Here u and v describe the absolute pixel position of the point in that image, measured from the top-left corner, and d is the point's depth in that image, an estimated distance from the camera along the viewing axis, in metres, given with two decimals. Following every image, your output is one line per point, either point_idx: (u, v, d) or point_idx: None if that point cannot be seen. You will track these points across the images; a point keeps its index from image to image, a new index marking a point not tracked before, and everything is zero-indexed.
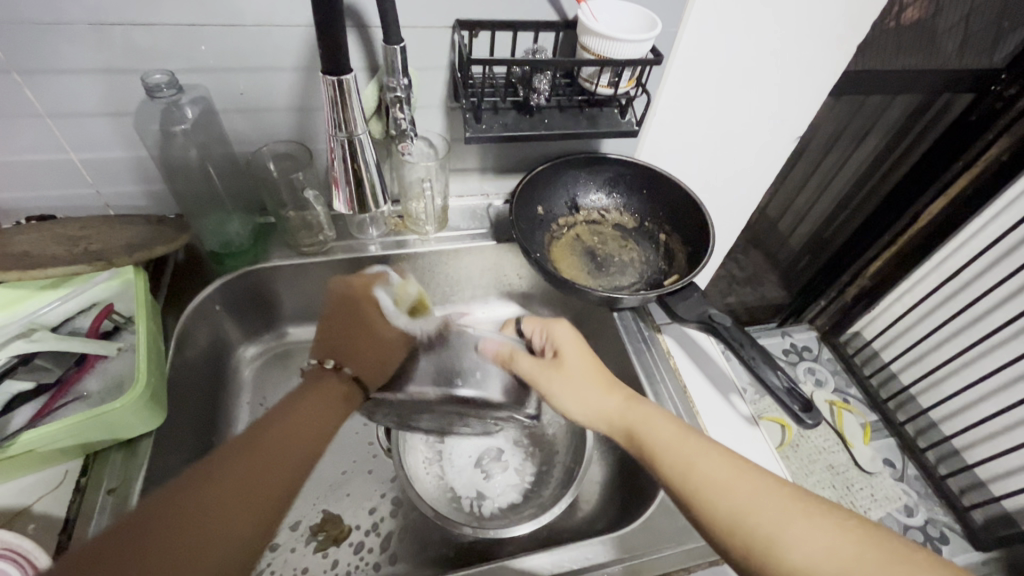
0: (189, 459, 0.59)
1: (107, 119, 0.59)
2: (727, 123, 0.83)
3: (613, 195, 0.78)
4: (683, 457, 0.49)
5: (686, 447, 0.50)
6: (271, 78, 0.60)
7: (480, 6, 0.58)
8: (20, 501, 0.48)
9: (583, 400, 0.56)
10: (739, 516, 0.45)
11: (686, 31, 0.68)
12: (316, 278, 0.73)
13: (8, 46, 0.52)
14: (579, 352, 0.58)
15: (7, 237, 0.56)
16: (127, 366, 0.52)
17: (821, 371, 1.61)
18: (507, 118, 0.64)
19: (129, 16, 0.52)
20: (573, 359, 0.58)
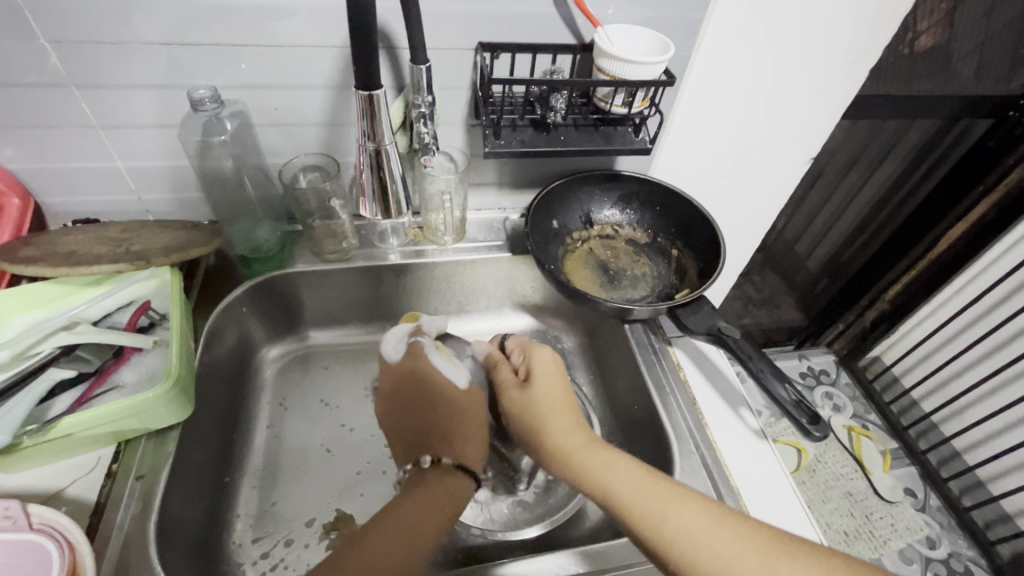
0: (211, 453, 0.61)
1: (153, 131, 0.64)
2: (739, 144, 0.86)
3: (626, 211, 0.80)
4: (652, 508, 0.47)
5: (652, 497, 0.48)
6: (304, 94, 0.64)
7: (502, 29, 0.62)
8: (53, 484, 0.50)
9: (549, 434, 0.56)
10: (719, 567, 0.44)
11: (698, 55, 0.71)
12: (338, 284, 0.76)
13: (70, 63, 0.56)
14: (548, 377, 0.60)
15: (56, 237, 0.60)
16: (160, 360, 0.55)
17: (838, 396, 1.59)
18: (524, 135, 0.67)
19: (179, 37, 0.56)
20: (549, 390, 0.60)
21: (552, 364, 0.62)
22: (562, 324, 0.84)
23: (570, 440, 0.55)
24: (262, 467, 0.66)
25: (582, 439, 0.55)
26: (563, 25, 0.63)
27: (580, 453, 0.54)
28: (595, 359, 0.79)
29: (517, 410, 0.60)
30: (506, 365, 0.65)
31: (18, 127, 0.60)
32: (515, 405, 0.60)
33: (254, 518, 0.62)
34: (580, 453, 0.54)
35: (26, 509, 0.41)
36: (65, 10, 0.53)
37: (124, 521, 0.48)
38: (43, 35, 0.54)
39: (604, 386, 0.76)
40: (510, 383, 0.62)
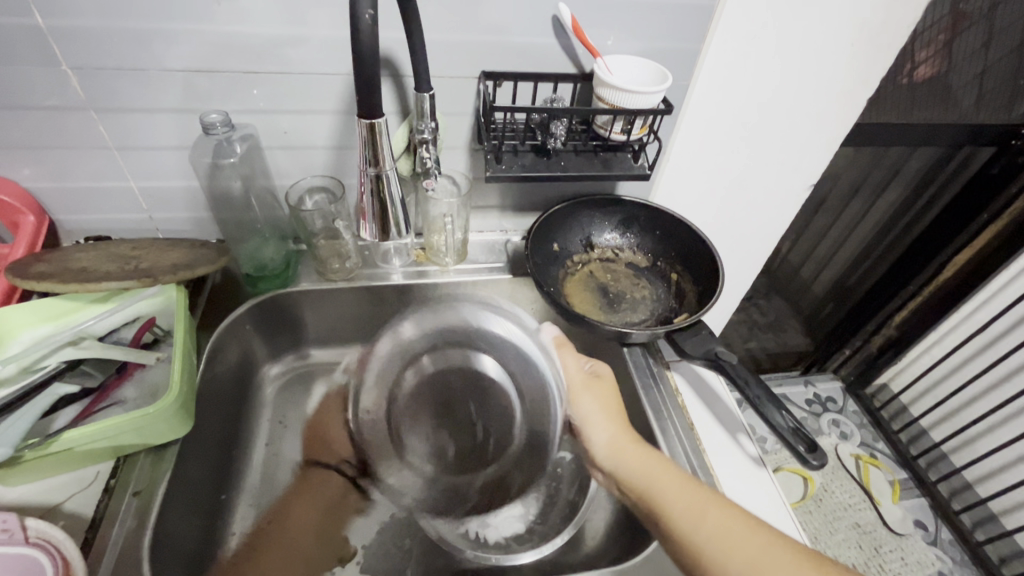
0: (209, 469, 0.62)
1: (165, 152, 0.66)
2: (739, 170, 0.87)
3: (627, 235, 0.81)
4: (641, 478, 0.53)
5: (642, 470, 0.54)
6: (313, 119, 0.66)
7: (505, 59, 0.64)
8: (51, 498, 0.51)
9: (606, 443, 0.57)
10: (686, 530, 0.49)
11: (697, 83, 0.72)
12: (340, 302, 0.77)
13: (90, 88, 0.59)
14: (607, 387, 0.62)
15: (68, 254, 0.62)
16: (162, 376, 0.56)
17: (846, 423, 1.56)
18: (525, 160, 0.68)
19: (192, 64, 0.59)
20: (611, 393, 0.61)
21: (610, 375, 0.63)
22: None
23: (624, 447, 0.56)
24: (259, 485, 0.66)
25: (638, 451, 0.55)
26: (564, 55, 0.65)
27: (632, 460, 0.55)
28: None
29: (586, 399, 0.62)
30: (582, 363, 0.65)
31: (38, 148, 0.63)
32: (586, 402, 0.61)
33: (249, 537, 0.62)
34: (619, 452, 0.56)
35: (23, 523, 0.42)
36: (87, 37, 0.55)
37: (119, 536, 0.49)
38: (66, 61, 0.56)
39: None
40: (579, 385, 0.63)
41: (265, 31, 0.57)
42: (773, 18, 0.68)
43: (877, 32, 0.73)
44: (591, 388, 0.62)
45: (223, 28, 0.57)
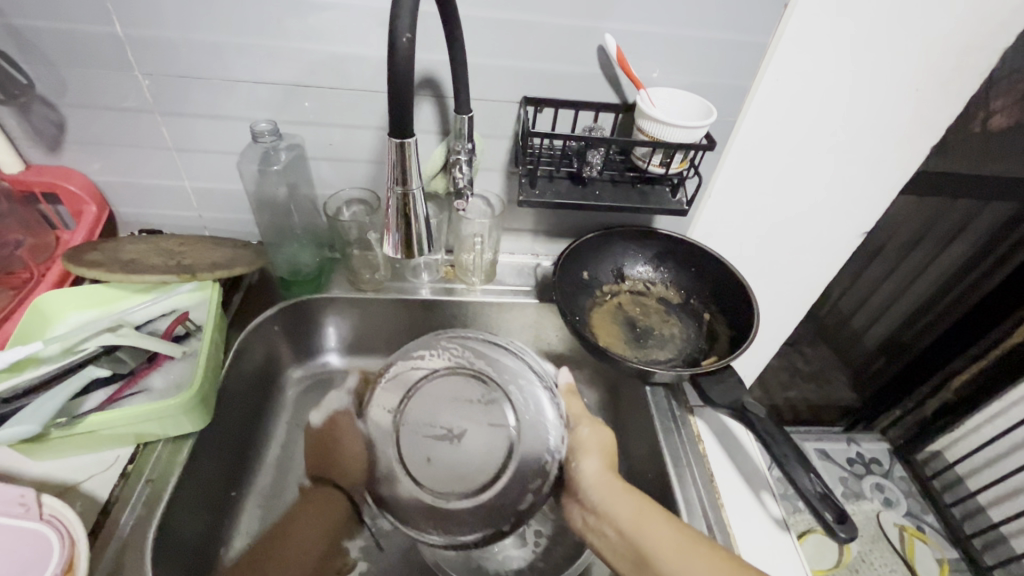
0: (224, 464, 0.63)
1: (218, 156, 0.69)
2: (786, 211, 0.83)
3: (660, 269, 0.79)
4: (638, 523, 0.50)
5: (645, 519, 0.50)
6: (358, 133, 0.68)
7: (548, 87, 0.65)
8: (71, 476, 0.53)
9: (602, 477, 0.53)
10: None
11: (745, 120, 0.70)
12: (368, 312, 0.78)
13: (159, 94, 0.63)
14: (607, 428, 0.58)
15: (119, 244, 0.66)
16: (188, 369, 0.58)
17: (890, 489, 1.49)
18: (560, 187, 0.68)
19: (251, 76, 0.62)
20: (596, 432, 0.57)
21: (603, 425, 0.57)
22: (585, 377, 0.82)
23: (613, 482, 0.53)
24: (269, 487, 0.67)
25: (623, 485, 0.53)
26: (608, 85, 0.65)
27: (616, 494, 0.52)
28: (614, 419, 0.76)
29: (587, 448, 0.55)
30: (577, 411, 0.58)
31: (105, 144, 0.67)
32: (584, 442, 0.55)
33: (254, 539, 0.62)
34: (610, 494, 0.53)
35: (40, 500, 0.43)
36: (159, 46, 0.59)
37: (128, 523, 0.50)
38: (137, 67, 0.61)
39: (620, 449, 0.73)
40: (581, 421, 0.57)
41: (320, 48, 0.60)
42: (831, 59, 0.65)
43: (947, 77, 0.69)
44: (589, 442, 0.55)
45: (281, 43, 0.60)
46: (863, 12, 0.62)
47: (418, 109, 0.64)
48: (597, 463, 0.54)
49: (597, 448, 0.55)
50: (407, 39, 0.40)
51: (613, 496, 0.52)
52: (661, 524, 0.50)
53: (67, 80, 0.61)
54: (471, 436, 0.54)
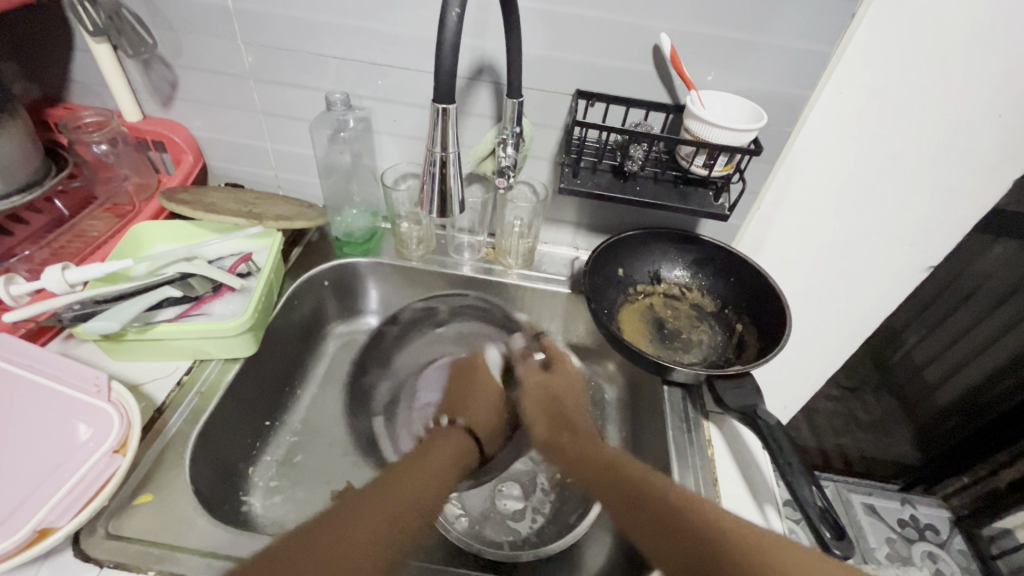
0: (264, 395, 0.70)
1: (298, 123, 0.78)
2: (839, 235, 0.80)
3: (698, 276, 0.78)
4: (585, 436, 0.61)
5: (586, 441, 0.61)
6: (422, 113, 0.74)
7: (602, 82, 0.67)
8: (136, 378, 0.60)
9: (566, 394, 0.68)
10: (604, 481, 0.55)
11: (801, 133, 0.69)
12: (411, 281, 0.83)
13: (256, 63, 0.72)
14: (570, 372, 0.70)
15: (205, 190, 0.75)
16: (244, 302, 0.65)
17: (944, 560, 1.37)
18: (601, 179, 0.70)
19: (335, 51, 0.69)
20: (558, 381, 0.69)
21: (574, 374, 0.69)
22: (609, 374, 0.82)
23: (572, 407, 0.66)
24: (300, 425, 0.73)
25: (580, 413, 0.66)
26: (660, 85, 0.66)
27: (578, 438, 0.61)
28: (631, 417, 0.76)
29: (562, 376, 0.70)
30: (535, 366, 0.71)
31: (208, 104, 0.77)
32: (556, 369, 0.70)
33: (277, 466, 0.68)
34: (569, 413, 0.65)
35: (110, 385, 0.51)
36: (260, 20, 0.68)
37: (175, 425, 0.57)
38: (241, 37, 0.70)
39: (633, 448, 0.72)
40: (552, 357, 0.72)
41: (397, 32, 0.66)
42: (899, 77, 0.63)
43: None
44: (538, 390, 0.68)
45: (364, 24, 0.66)
46: (936, 27, 0.59)
47: (477, 93, 0.70)
48: (547, 416, 0.65)
49: (545, 399, 0.67)
50: (456, 14, 0.44)
51: (576, 415, 0.65)
52: (589, 444, 0.60)
53: (185, 45, 0.72)
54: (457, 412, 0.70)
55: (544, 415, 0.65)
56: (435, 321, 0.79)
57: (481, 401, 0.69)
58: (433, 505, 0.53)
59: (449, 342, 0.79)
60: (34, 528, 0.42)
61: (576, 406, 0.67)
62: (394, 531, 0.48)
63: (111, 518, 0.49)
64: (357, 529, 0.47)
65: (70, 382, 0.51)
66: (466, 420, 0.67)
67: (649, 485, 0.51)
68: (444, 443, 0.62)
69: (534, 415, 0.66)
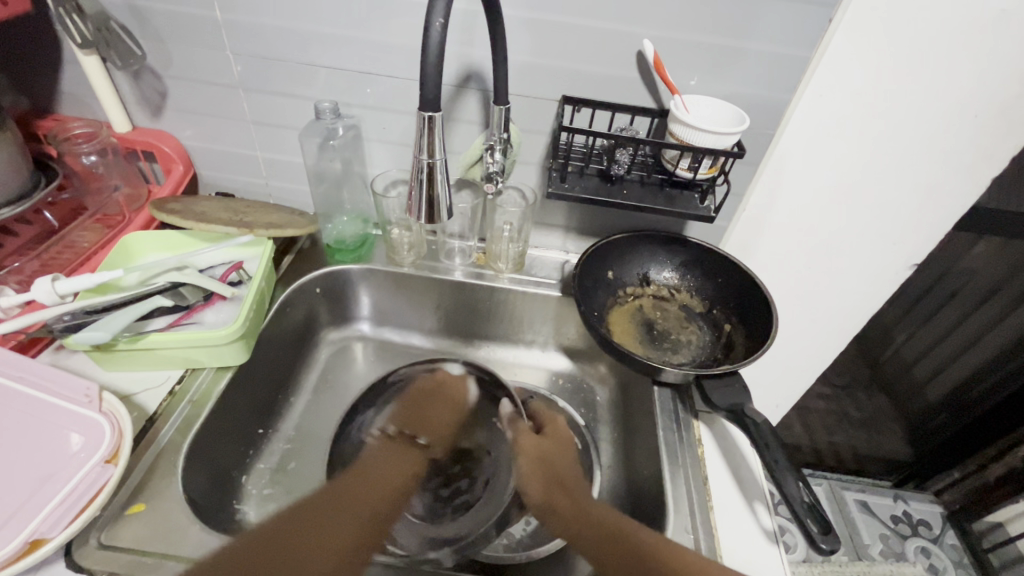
0: (257, 403, 0.70)
1: (288, 132, 0.78)
2: (824, 235, 0.81)
3: (686, 277, 0.79)
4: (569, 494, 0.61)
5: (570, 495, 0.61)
6: (411, 120, 0.75)
7: (587, 88, 0.68)
8: (128, 388, 0.60)
9: (557, 459, 0.66)
10: (568, 528, 0.57)
11: (783, 136, 0.70)
12: (402, 286, 0.84)
13: (245, 73, 0.73)
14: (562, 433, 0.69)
15: (195, 199, 0.75)
16: (235, 310, 0.65)
17: (938, 556, 1.37)
18: (589, 183, 0.70)
19: (323, 60, 0.70)
20: (547, 446, 0.67)
21: (566, 437, 0.68)
22: (601, 376, 0.83)
23: (554, 467, 0.65)
24: (293, 432, 0.73)
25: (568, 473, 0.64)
26: (644, 90, 0.67)
27: (567, 497, 0.60)
28: (623, 418, 0.77)
29: (552, 434, 0.69)
30: (525, 429, 0.69)
31: (198, 114, 0.78)
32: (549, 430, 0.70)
33: (271, 473, 0.68)
34: (556, 466, 0.65)
35: (101, 395, 0.51)
36: (248, 30, 0.68)
37: (167, 433, 0.57)
38: (230, 48, 0.70)
39: (625, 448, 0.73)
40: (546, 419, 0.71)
41: (385, 41, 0.67)
42: (876, 80, 0.65)
43: (1009, 106, 0.65)
44: (532, 456, 0.65)
45: (352, 34, 0.67)
46: (909, 30, 0.61)
47: (465, 100, 0.71)
48: (539, 476, 0.64)
49: (536, 460, 0.65)
50: (440, 24, 0.45)
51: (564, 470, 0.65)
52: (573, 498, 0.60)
53: (174, 56, 0.72)
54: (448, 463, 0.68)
55: (540, 477, 0.64)
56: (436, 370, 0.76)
57: (433, 422, 0.70)
58: (373, 517, 0.56)
59: (449, 390, 0.75)
60: (26, 540, 0.42)
61: (563, 457, 0.66)
62: (364, 541, 0.53)
63: (104, 529, 0.49)
64: (318, 538, 0.51)
65: (59, 392, 0.51)
66: (428, 440, 0.68)
67: (624, 544, 0.53)
68: (407, 462, 0.65)
69: (527, 478, 0.64)
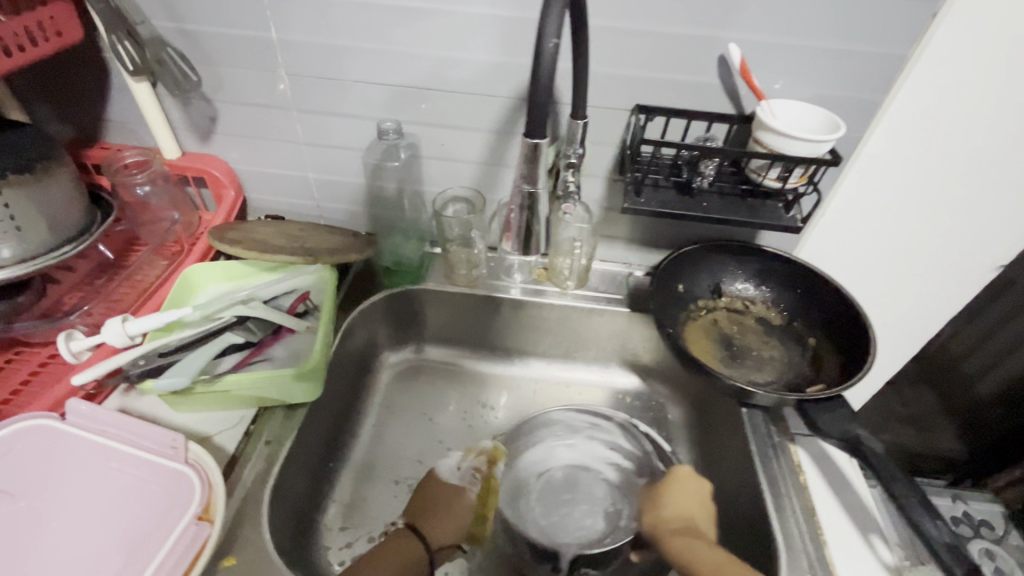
0: (325, 436, 0.68)
1: (341, 152, 0.75)
2: (906, 242, 0.76)
3: (762, 288, 0.76)
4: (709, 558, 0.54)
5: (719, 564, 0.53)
6: (470, 136, 0.71)
7: (662, 95, 0.64)
8: (205, 430, 0.58)
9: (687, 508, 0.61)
10: None
11: (872, 136, 0.66)
12: (462, 307, 0.80)
13: (299, 93, 0.70)
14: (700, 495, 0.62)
15: (252, 225, 0.72)
16: (307, 344, 0.64)
17: (1005, 559, 1.31)
18: (666, 196, 0.66)
19: (377, 77, 0.67)
20: (684, 493, 0.63)
21: (704, 495, 0.62)
22: (670, 393, 0.80)
23: (696, 525, 0.60)
24: (361, 464, 0.71)
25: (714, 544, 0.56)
26: (725, 95, 0.64)
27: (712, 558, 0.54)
28: (701, 438, 0.74)
29: (696, 498, 0.62)
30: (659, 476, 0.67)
31: (248, 137, 0.75)
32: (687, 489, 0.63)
33: (344, 508, 0.66)
34: (693, 530, 0.59)
35: (186, 445, 0.48)
36: (303, 49, 0.65)
37: (248, 479, 0.55)
38: (284, 68, 0.68)
39: (708, 471, 0.70)
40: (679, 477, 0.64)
41: (446, 55, 0.64)
42: (982, 75, 0.60)
43: None
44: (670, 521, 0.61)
45: (412, 50, 0.64)
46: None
47: None
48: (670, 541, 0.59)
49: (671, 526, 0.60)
50: (553, 44, 0.41)
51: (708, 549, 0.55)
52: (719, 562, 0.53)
53: (224, 79, 0.70)
54: (547, 512, 0.65)
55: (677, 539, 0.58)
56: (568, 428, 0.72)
57: (428, 500, 0.61)
58: None
59: (578, 438, 0.72)
60: None
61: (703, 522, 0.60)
62: None
63: None
64: None
65: (145, 444, 0.48)
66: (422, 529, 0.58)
67: None
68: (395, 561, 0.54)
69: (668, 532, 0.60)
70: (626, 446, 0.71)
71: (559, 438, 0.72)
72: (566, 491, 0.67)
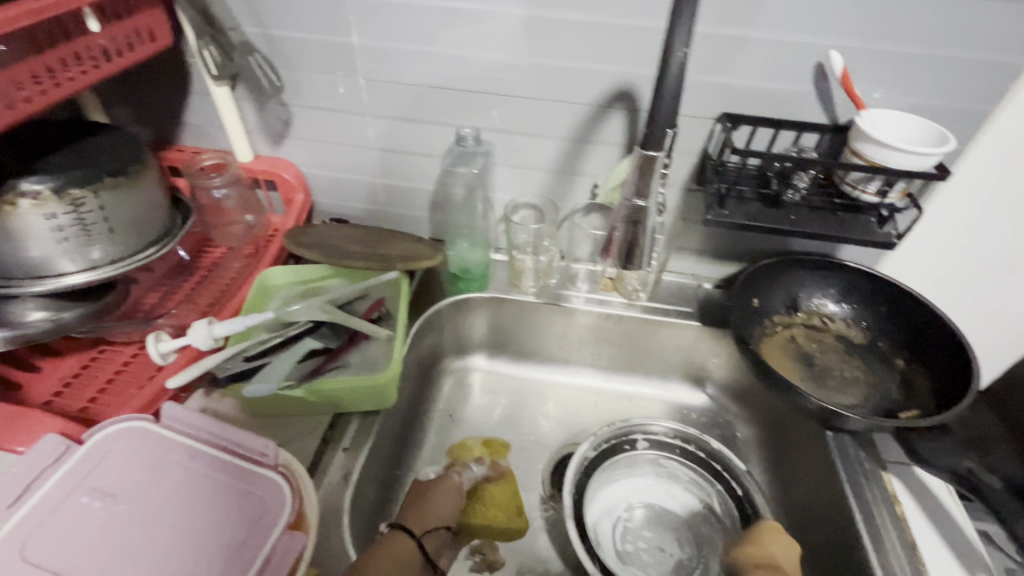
0: (393, 445, 0.67)
1: (411, 157, 0.75)
2: (1004, 266, 0.70)
3: (843, 305, 0.72)
4: None
5: None
6: (544, 144, 0.70)
7: (750, 104, 0.62)
8: (282, 434, 0.58)
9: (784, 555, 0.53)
10: None
11: (976, 151, 0.61)
12: (525, 315, 0.79)
13: (375, 99, 0.70)
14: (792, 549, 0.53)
15: (323, 229, 0.73)
16: (383, 350, 0.63)
17: None
18: (751, 208, 0.64)
19: (455, 83, 0.66)
20: (776, 545, 0.54)
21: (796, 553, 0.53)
22: (740, 411, 0.77)
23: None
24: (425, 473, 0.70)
25: None
26: (818, 104, 0.61)
27: None
28: (776, 459, 0.71)
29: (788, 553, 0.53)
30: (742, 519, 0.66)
31: (320, 141, 0.76)
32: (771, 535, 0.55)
33: None
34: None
35: (276, 452, 0.48)
36: (383, 54, 0.65)
37: (327, 489, 0.54)
38: (362, 74, 0.67)
39: (784, 496, 0.67)
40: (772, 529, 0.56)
41: (528, 60, 0.63)
42: None
43: None
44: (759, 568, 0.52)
45: (493, 56, 0.63)
46: None
47: (609, 121, 0.66)
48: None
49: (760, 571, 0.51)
50: (680, 54, 0.47)
51: None
52: None
53: (302, 83, 0.70)
54: (620, 550, 0.65)
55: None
56: (665, 469, 0.71)
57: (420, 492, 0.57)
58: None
59: (669, 477, 0.71)
60: None
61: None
62: None
63: None
64: None
65: (237, 450, 0.49)
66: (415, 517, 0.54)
67: None
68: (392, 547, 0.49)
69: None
70: (720, 499, 0.68)
71: (653, 480, 0.71)
72: (648, 528, 0.67)
